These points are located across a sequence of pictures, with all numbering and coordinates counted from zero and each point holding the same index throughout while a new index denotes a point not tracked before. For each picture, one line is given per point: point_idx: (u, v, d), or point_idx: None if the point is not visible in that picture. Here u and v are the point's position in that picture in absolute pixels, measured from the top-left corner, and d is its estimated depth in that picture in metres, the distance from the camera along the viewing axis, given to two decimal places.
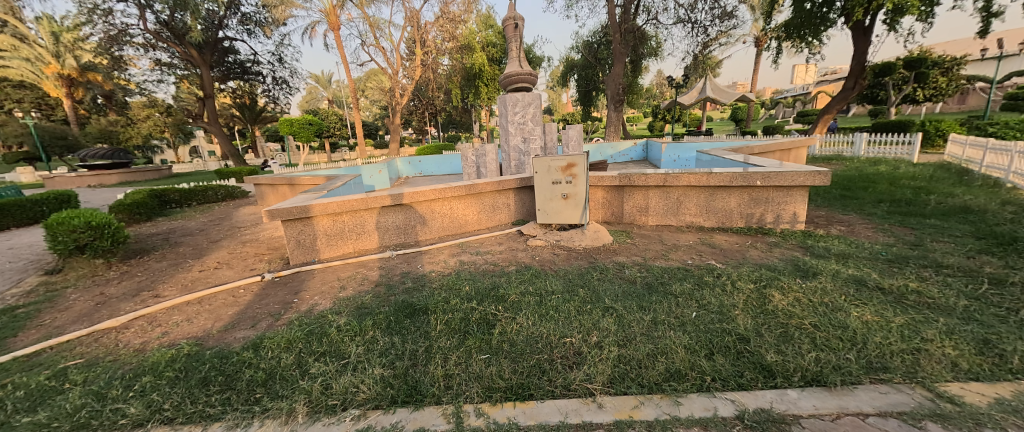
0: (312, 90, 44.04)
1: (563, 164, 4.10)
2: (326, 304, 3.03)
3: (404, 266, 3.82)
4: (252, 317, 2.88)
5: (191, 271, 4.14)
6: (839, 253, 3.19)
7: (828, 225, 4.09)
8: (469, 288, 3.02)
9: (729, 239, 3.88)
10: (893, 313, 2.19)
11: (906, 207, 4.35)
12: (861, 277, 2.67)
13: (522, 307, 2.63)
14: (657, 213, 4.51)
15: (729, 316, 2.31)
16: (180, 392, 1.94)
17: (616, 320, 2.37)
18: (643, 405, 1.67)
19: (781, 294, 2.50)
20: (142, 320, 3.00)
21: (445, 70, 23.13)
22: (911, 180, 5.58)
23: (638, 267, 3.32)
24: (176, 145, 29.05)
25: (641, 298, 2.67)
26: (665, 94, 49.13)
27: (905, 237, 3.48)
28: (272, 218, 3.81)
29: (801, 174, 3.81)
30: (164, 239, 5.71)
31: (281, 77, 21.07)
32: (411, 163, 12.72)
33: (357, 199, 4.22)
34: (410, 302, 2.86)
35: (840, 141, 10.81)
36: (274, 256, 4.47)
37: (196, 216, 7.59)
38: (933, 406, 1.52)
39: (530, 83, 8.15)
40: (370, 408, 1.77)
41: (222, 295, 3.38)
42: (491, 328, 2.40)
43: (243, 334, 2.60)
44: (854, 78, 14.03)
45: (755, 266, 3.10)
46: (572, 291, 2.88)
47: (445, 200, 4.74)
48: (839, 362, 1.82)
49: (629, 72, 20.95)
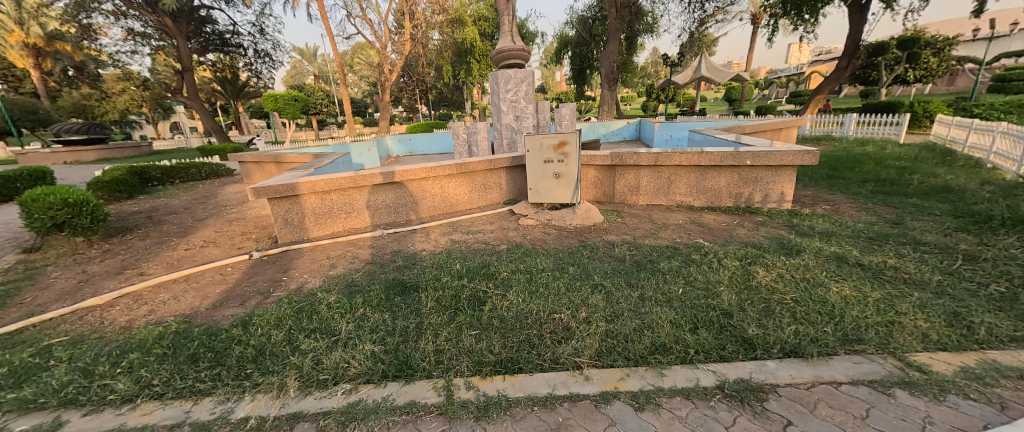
0: (296, 64, 42.23)
1: (555, 143, 4.06)
2: (315, 281, 3.03)
3: (394, 245, 3.80)
4: (241, 295, 2.86)
5: (176, 250, 4.06)
6: (822, 231, 3.26)
7: (814, 204, 4.15)
8: (460, 266, 3.04)
9: (717, 219, 3.93)
10: (870, 287, 2.26)
11: (890, 187, 4.44)
12: (843, 253, 2.75)
13: (512, 285, 2.66)
14: (647, 193, 4.53)
15: (713, 291, 2.38)
16: (169, 368, 1.94)
17: (605, 296, 2.41)
18: (628, 377, 1.73)
19: (764, 270, 2.57)
20: (128, 297, 2.95)
21: (435, 45, 22.29)
22: (896, 160, 5.67)
23: (628, 245, 3.36)
24: (155, 120, 28.05)
25: (629, 275, 2.72)
26: (659, 73, 48.44)
27: (886, 215, 3.57)
28: (257, 196, 3.73)
29: (789, 154, 3.83)
30: (147, 218, 5.57)
31: (263, 49, 20.12)
32: (402, 142, 12.48)
33: (345, 177, 4.13)
34: (401, 279, 2.86)
35: (830, 121, 10.88)
36: (262, 235, 4.41)
37: (179, 194, 7.38)
38: (902, 375, 1.60)
39: (523, 59, 7.91)
40: (362, 383, 1.80)
41: (210, 273, 3.33)
42: (482, 305, 2.43)
43: (232, 312, 2.58)
44: (848, 58, 13.88)
45: (741, 244, 3.15)
46: (563, 268, 2.91)
47: (436, 179, 4.67)
48: (813, 331, 1.91)
49: (624, 49, 20.49)
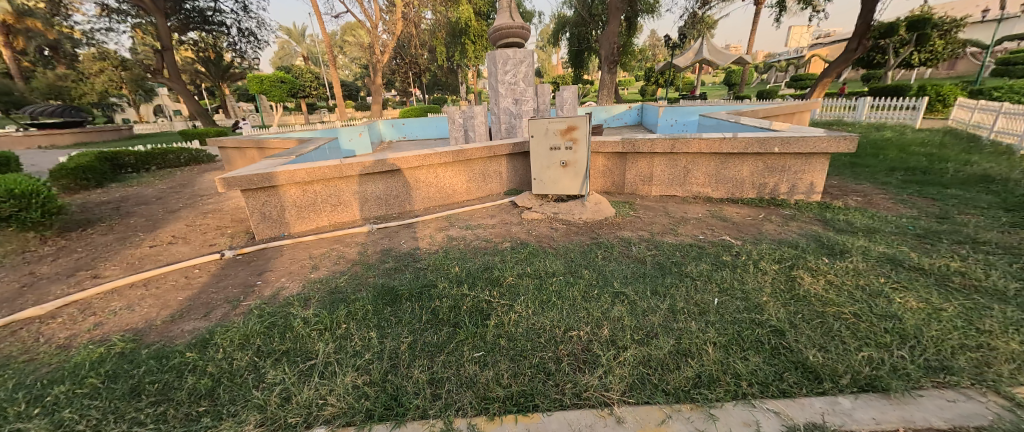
0: (284, 44, 40.65)
1: (563, 127, 3.64)
2: (294, 287, 2.65)
3: (385, 242, 3.42)
4: (206, 304, 2.47)
5: (139, 247, 3.62)
6: (863, 227, 2.93)
7: (843, 195, 3.80)
8: (459, 270, 2.68)
9: (740, 212, 3.58)
10: (941, 300, 1.94)
11: (922, 175, 4.11)
12: (894, 255, 2.43)
13: (520, 293, 2.32)
14: (661, 183, 4.16)
15: (756, 302, 2.05)
16: (100, 407, 1.55)
17: (628, 307, 2.10)
18: (670, 419, 1.39)
19: (811, 276, 2.23)
20: (74, 306, 2.53)
21: (427, 25, 21.35)
22: (920, 147, 5.34)
23: (646, 243, 3.00)
24: (136, 103, 26.92)
25: (653, 281, 2.38)
26: (656, 56, 47.50)
27: (928, 208, 3.25)
28: (227, 187, 3.30)
29: (824, 139, 3.45)
30: (115, 209, 5.09)
31: (247, 28, 19.16)
32: (394, 126, 11.95)
33: (329, 166, 3.71)
34: (391, 286, 2.49)
35: (841, 106, 10.50)
36: (238, 230, 3.98)
37: (155, 182, 6.87)
38: (1015, 419, 1.28)
39: (522, 38, 7.35)
40: (341, 426, 1.45)
41: (174, 276, 2.93)
42: (486, 319, 2.08)
43: (192, 326, 2.20)
44: (859, 39, 13.35)
45: (774, 242, 2.81)
46: (576, 272, 2.55)
47: (430, 167, 4.26)
48: (884, 356, 1.60)
49: (624, 31, 19.74)
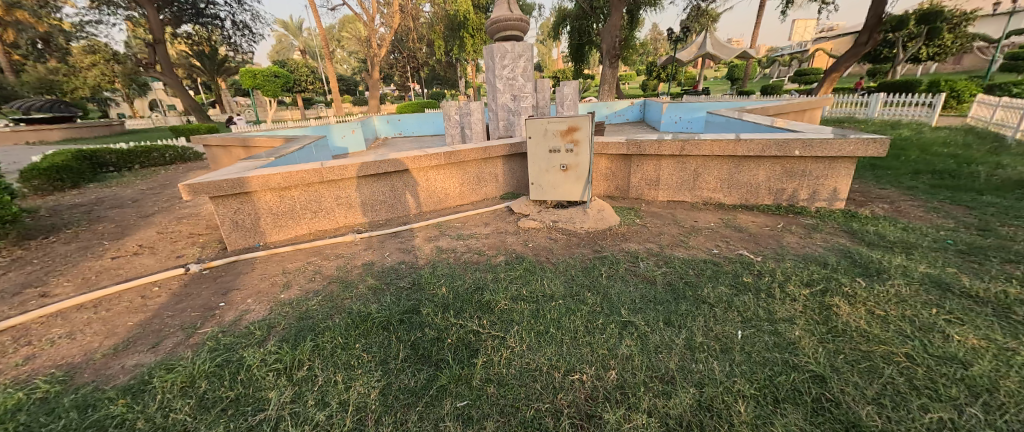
0: (280, 38, 40.06)
1: (563, 128, 3.32)
2: (260, 311, 2.35)
3: (367, 255, 3.12)
4: (156, 333, 2.16)
5: (100, 258, 3.31)
6: (897, 241, 2.63)
7: (867, 202, 3.50)
8: (446, 291, 2.37)
9: (756, 221, 3.29)
10: (1008, 337, 1.65)
11: (953, 180, 3.80)
12: (939, 277, 2.13)
13: (514, 322, 2.02)
14: (668, 187, 3.86)
15: (788, 338, 1.75)
16: None
17: (638, 342, 1.80)
18: None
19: (848, 305, 1.94)
20: (8, 333, 2.22)
21: (425, 18, 20.91)
22: (943, 147, 5.02)
23: (655, 259, 2.71)
24: (129, 97, 26.49)
25: (665, 307, 2.08)
26: (658, 50, 46.94)
27: (965, 219, 2.95)
28: (193, 194, 2.97)
29: (852, 142, 3.12)
30: (86, 213, 4.78)
31: (241, 21, 18.71)
32: (390, 122, 11.62)
33: (309, 170, 3.40)
34: (367, 310, 2.19)
35: (852, 102, 10.17)
36: (211, 238, 3.67)
37: (134, 182, 6.56)
38: None
39: (521, 31, 6.98)
40: None
41: (131, 295, 2.63)
42: (474, 357, 1.79)
43: (136, 362, 1.90)
44: (869, 33, 12.96)
45: (799, 259, 2.51)
46: (578, 296, 2.25)
47: (420, 170, 3.94)
48: (957, 417, 1.30)
49: (626, 25, 19.26)
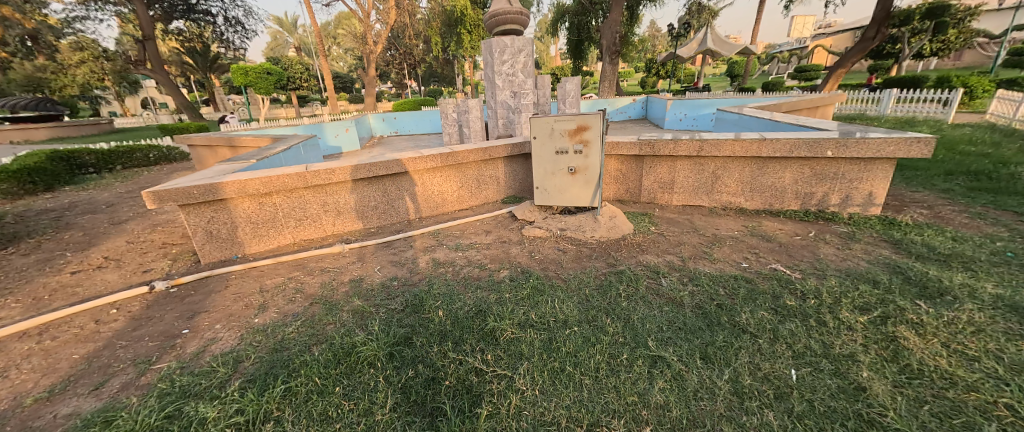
0: (274, 34, 39.43)
1: (571, 127, 3.01)
2: (229, 340, 2.03)
3: (356, 269, 2.80)
4: (103, 370, 1.84)
5: (59, 273, 2.98)
6: (950, 253, 2.35)
7: (903, 207, 3.21)
8: (443, 316, 2.06)
9: (785, 228, 2.99)
10: None
11: (991, 181, 3.52)
12: (1014, 300, 1.84)
13: (525, 356, 1.71)
14: (684, 191, 3.56)
15: (857, 383, 1.45)
16: None
17: (675, 385, 1.50)
18: None
19: (917, 337, 1.64)
20: None
21: (422, 15, 20.51)
22: (969, 146, 4.76)
23: (679, 274, 2.40)
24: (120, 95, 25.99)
25: (700, 338, 1.78)
26: (656, 46, 46.70)
27: (1016, 226, 2.68)
28: (158, 202, 2.64)
29: (891, 142, 2.83)
30: (54, 219, 4.44)
31: (234, 17, 18.25)
32: (386, 120, 11.25)
33: (292, 174, 3.08)
34: (351, 342, 1.87)
35: (862, 98, 9.91)
36: (185, 250, 3.34)
37: (114, 184, 6.21)
38: None
39: (521, 24, 6.64)
40: None
41: (83, 319, 2.30)
42: (478, 405, 1.48)
43: (72, 410, 1.58)
44: (877, 28, 12.69)
45: (843, 275, 2.22)
46: (595, 322, 1.95)
47: (415, 172, 3.62)
48: None
49: (626, 21, 18.91)
